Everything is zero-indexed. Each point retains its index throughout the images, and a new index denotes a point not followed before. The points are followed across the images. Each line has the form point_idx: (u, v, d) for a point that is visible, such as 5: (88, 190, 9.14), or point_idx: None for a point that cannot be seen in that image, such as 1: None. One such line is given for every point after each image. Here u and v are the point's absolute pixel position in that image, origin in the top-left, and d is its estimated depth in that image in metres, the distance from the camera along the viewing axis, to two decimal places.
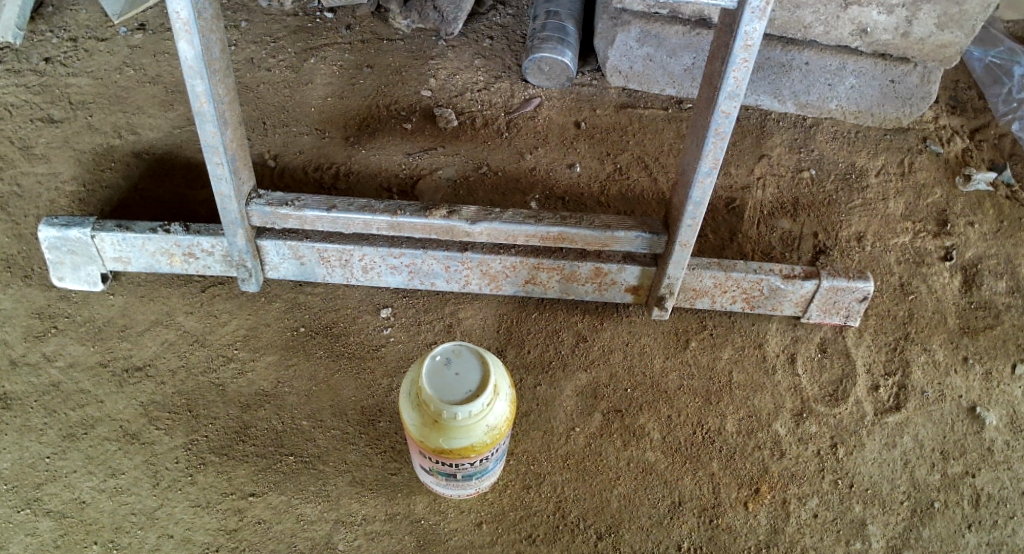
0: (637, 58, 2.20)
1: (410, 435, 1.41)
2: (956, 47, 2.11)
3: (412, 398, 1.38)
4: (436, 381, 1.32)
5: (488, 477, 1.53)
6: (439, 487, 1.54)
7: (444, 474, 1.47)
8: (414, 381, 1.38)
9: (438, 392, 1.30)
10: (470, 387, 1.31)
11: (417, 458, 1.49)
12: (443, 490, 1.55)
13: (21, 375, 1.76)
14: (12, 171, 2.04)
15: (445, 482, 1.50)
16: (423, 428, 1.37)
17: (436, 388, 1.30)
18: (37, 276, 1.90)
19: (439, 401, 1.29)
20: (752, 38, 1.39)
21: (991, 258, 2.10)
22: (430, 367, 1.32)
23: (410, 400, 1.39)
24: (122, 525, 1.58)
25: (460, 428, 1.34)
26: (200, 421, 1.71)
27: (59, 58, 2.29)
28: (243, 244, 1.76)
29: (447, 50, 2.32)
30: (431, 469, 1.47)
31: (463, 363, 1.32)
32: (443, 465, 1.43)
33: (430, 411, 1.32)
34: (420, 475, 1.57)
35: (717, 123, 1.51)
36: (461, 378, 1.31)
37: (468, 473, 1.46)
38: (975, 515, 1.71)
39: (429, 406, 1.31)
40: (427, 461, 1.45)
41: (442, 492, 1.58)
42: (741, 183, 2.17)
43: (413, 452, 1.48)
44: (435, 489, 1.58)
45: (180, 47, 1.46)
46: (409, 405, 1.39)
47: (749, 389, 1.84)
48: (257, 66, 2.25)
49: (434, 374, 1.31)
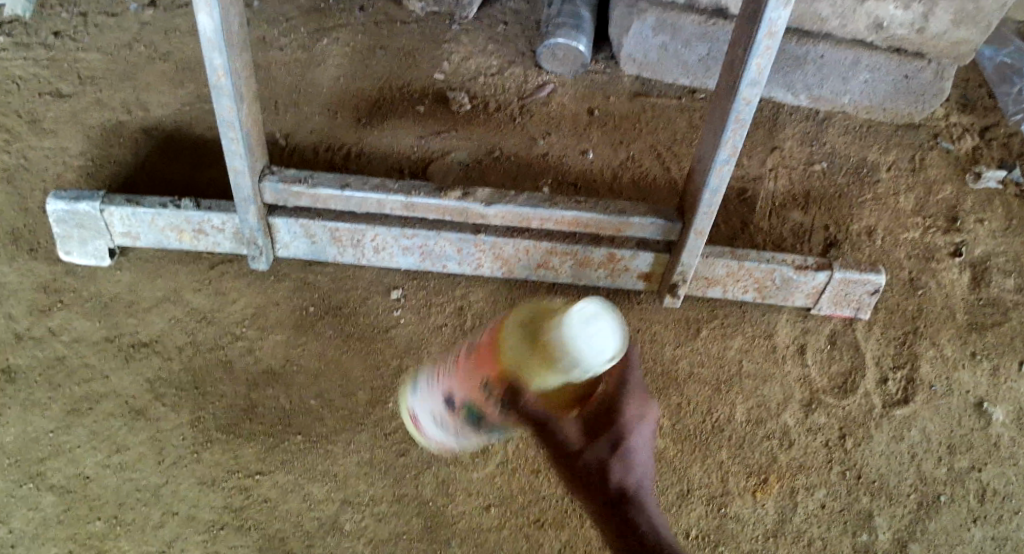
0: (652, 47, 2.20)
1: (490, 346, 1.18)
2: (971, 46, 2.11)
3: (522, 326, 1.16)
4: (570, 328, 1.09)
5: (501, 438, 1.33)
6: (443, 421, 1.32)
7: (476, 411, 1.23)
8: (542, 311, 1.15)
9: (571, 337, 1.08)
10: (596, 356, 1.08)
11: (461, 371, 1.25)
12: (444, 426, 1.32)
13: (25, 348, 1.74)
14: (20, 144, 2.02)
15: (462, 422, 1.28)
16: (517, 359, 1.12)
17: (570, 339, 1.08)
18: (43, 250, 1.88)
19: (567, 343, 1.08)
20: (776, 24, 1.39)
21: (1000, 255, 2.10)
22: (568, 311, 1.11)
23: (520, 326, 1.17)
24: (126, 501, 1.58)
25: (562, 386, 1.12)
26: (207, 398, 1.70)
27: (68, 33, 2.27)
28: (254, 222, 1.75)
29: (460, 34, 2.31)
30: (465, 396, 1.23)
31: (602, 331, 1.10)
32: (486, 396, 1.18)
33: (541, 342, 1.10)
34: (428, 393, 1.32)
35: (737, 111, 1.50)
36: (595, 343, 1.09)
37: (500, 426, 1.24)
38: (980, 510, 1.73)
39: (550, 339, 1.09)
40: (474, 386, 1.21)
41: (435, 429, 1.35)
42: (752, 174, 2.16)
43: (466, 361, 1.23)
44: (428, 413, 1.34)
45: (199, 19, 1.45)
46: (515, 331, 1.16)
47: (758, 379, 1.84)
48: (269, 45, 2.24)
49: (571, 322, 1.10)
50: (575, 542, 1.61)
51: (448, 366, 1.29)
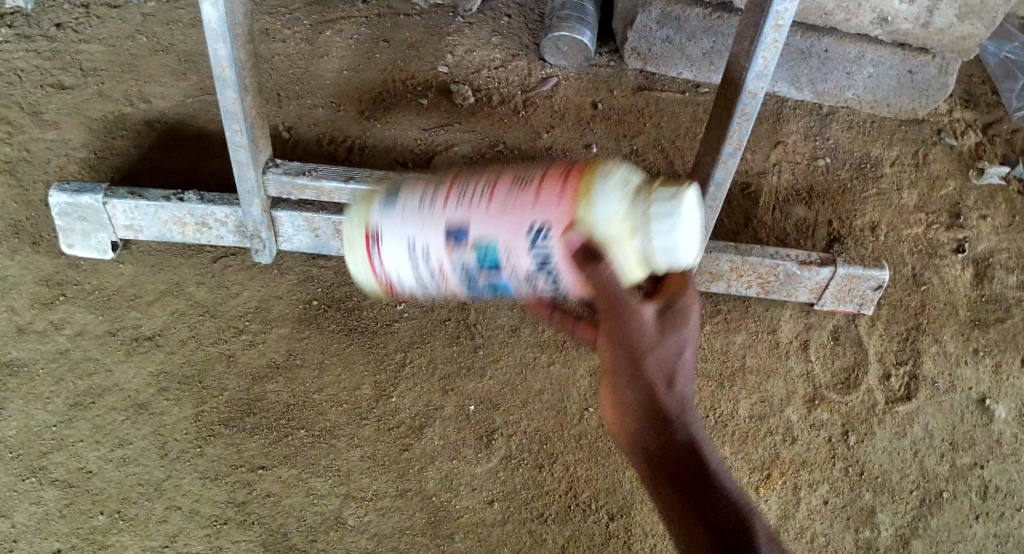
0: (656, 41, 2.19)
1: (569, 189, 1.21)
2: (975, 39, 2.11)
3: (624, 190, 1.17)
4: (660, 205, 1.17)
5: (450, 298, 1.37)
6: (424, 250, 1.30)
7: (494, 254, 1.26)
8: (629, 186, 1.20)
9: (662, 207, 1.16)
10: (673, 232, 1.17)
11: (501, 202, 1.26)
12: (417, 254, 1.30)
13: (27, 341, 1.73)
14: (22, 136, 2.01)
15: (455, 257, 1.29)
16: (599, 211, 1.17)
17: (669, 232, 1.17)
18: (45, 243, 1.87)
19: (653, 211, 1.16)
20: (782, 17, 1.38)
21: (1003, 252, 2.10)
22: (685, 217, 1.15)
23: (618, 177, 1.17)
24: (129, 496, 1.57)
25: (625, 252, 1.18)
26: (210, 392, 1.70)
27: (70, 24, 2.25)
28: (258, 214, 1.74)
29: (464, 27, 2.30)
30: (495, 231, 1.25)
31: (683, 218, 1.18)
32: (533, 238, 1.23)
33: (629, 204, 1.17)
34: (424, 211, 1.28)
35: (743, 103, 1.49)
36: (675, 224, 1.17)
37: (499, 284, 1.30)
38: (983, 507, 1.74)
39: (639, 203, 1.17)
40: (521, 228, 1.24)
41: (397, 255, 1.31)
42: (756, 169, 2.15)
43: (519, 196, 1.25)
44: (404, 243, 1.30)
45: (204, 9, 1.44)
46: (618, 191, 1.16)
47: (761, 375, 1.84)
48: (272, 37, 2.23)
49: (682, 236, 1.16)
50: (578, 537, 1.61)
51: (473, 192, 1.29)
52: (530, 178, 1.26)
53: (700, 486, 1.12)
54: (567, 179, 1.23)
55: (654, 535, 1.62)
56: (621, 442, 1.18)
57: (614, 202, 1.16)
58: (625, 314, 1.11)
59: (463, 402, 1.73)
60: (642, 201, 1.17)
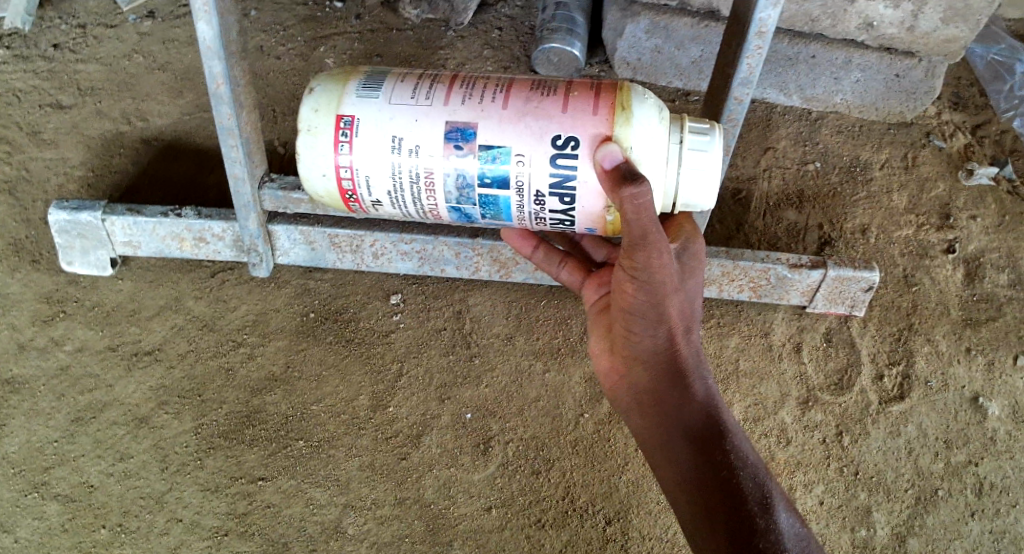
0: (646, 50, 2.22)
1: (604, 106, 1.34)
2: (961, 42, 2.13)
3: (661, 117, 1.35)
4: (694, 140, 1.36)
5: (421, 209, 1.46)
6: (411, 145, 1.38)
7: (503, 162, 1.36)
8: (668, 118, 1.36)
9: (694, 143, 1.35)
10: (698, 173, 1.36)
11: (519, 108, 1.36)
12: (403, 151, 1.38)
13: (29, 359, 1.76)
14: (21, 156, 2.04)
15: (450, 158, 1.37)
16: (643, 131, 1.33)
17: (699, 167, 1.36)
18: (45, 261, 1.89)
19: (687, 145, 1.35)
20: (766, 24, 1.41)
21: (993, 251, 2.12)
22: (716, 150, 1.36)
23: (655, 104, 1.35)
24: (130, 509, 1.60)
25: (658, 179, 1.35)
26: (209, 405, 1.72)
27: (67, 45, 2.28)
28: (255, 228, 1.76)
29: (456, 40, 2.33)
30: (510, 137, 1.35)
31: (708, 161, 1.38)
32: (555, 149, 1.34)
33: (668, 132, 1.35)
34: (423, 103, 1.37)
35: (730, 110, 1.52)
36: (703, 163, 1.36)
37: (496, 199, 1.40)
38: (978, 504, 1.76)
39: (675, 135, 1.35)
40: (541, 136, 1.35)
41: (376, 146, 1.38)
42: (747, 174, 2.18)
43: (542, 105, 1.36)
44: (399, 135, 1.38)
45: (198, 27, 1.47)
46: (656, 117, 1.34)
47: (755, 378, 1.87)
48: (266, 54, 2.26)
49: (712, 167, 1.36)
50: (576, 542, 1.62)
51: (488, 95, 1.38)
52: (553, 90, 1.37)
53: (709, 428, 1.30)
54: (597, 95, 1.35)
55: (651, 539, 1.64)
56: (633, 382, 1.37)
57: (653, 127, 1.33)
58: (656, 251, 1.28)
59: (460, 410, 1.75)
60: (676, 133, 1.36)
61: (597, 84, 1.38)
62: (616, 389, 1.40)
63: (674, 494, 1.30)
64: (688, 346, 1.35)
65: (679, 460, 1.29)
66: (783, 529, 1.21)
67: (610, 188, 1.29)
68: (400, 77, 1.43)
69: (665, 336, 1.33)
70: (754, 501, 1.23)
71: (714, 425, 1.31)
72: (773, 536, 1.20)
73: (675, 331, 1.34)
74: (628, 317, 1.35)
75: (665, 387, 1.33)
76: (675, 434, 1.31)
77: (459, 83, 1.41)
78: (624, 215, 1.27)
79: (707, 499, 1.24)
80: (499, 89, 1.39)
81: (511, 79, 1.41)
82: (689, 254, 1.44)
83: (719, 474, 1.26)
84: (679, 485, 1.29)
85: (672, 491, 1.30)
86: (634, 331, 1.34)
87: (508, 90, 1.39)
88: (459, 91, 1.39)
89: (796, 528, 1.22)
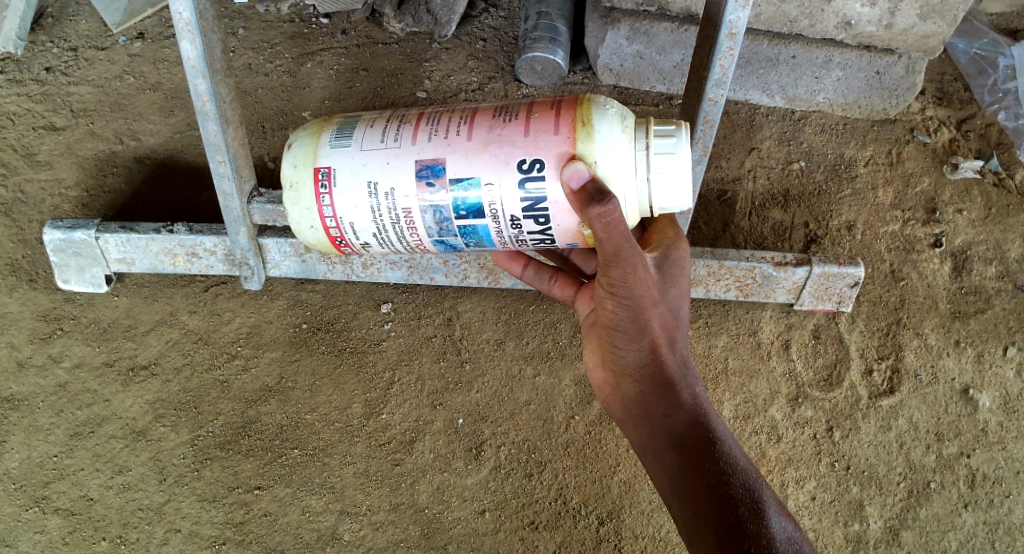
0: (628, 56, 2.26)
1: (564, 125, 1.35)
2: (939, 37, 2.16)
3: (624, 127, 1.35)
4: (660, 146, 1.35)
5: (407, 246, 1.49)
6: (386, 189, 1.41)
7: (475, 192, 1.39)
8: (632, 126, 1.36)
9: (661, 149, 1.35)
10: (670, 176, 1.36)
11: (484, 138, 1.39)
12: (379, 195, 1.42)
13: (28, 376, 1.79)
14: (16, 178, 2.08)
15: (424, 196, 1.41)
16: (604, 147, 1.34)
17: (670, 171, 1.35)
18: (42, 280, 1.92)
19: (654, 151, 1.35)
20: (736, 26, 1.47)
21: (980, 244, 2.14)
22: (684, 153, 1.35)
23: (616, 115, 1.36)
24: (130, 521, 1.63)
25: (630, 190, 1.36)
26: (204, 417, 1.75)
27: (60, 67, 2.32)
28: (245, 242, 1.79)
29: (441, 52, 2.36)
30: (477, 168, 1.38)
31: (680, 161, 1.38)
32: (522, 173, 1.36)
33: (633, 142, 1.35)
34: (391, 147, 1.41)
35: (705, 111, 1.59)
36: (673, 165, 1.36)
37: (474, 228, 1.43)
38: (971, 495, 1.78)
39: (641, 143, 1.36)
40: (507, 164, 1.37)
41: (353, 194, 1.42)
42: (732, 175, 2.20)
43: (505, 132, 1.38)
44: (376, 181, 1.42)
45: (182, 47, 1.52)
46: (619, 129, 1.35)
47: (744, 376, 1.88)
48: (255, 71, 2.30)
49: (681, 169, 1.35)
50: (570, 542, 1.64)
51: (453, 128, 1.41)
52: (514, 115, 1.40)
53: (697, 435, 1.31)
54: (557, 115, 1.37)
55: (644, 537, 1.65)
56: (623, 396, 1.39)
57: (616, 140, 1.34)
58: (631, 266, 1.32)
59: (452, 415, 1.77)
60: (642, 139, 1.36)
61: (557, 103, 1.39)
62: (610, 402, 1.42)
63: (668, 502, 1.32)
64: (674, 356, 1.37)
65: (669, 469, 1.31)
66: (775, 532, 1.21)
67: (580, 209, 1.31)
68: (368, 122, 1.47)
69: (649, 349, 1.36)
70: (744, 506, 1.23)
71: (702, 432, 1.31)
72: (764, 541, 1.20)
73: (658, 343, 1.36)
74: (612, 331, 1.39)
75: (652, 397, 1.35)
76: (665, 444, 1.32)
77: (425, 121, 1.44)
78: (596, 235, 1.31)
79: (698, 507, 1.25)
80: (463, 122, 1.42)
81: (475, 109, 1.44)
82: (681, 264, 1.44)
83: (707, 482, 1.26)
84: (672, 494, 1.30)
85: (667, 498, 1.32)
86: (620, 345, 1.38)
87: (471, 120, 1.42)
88: (425, 128, 1.43)
89: (788, 532, 1.22)
